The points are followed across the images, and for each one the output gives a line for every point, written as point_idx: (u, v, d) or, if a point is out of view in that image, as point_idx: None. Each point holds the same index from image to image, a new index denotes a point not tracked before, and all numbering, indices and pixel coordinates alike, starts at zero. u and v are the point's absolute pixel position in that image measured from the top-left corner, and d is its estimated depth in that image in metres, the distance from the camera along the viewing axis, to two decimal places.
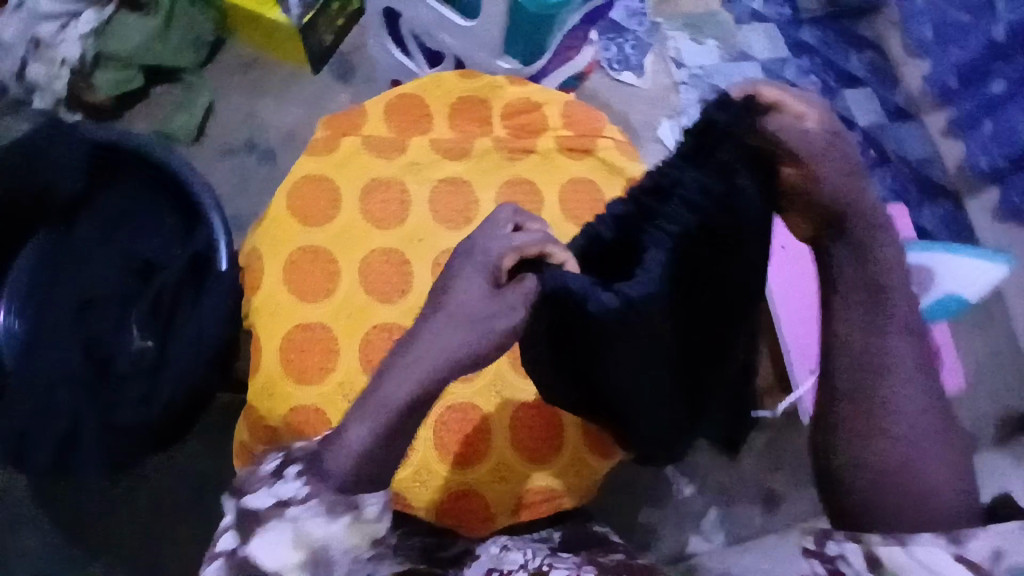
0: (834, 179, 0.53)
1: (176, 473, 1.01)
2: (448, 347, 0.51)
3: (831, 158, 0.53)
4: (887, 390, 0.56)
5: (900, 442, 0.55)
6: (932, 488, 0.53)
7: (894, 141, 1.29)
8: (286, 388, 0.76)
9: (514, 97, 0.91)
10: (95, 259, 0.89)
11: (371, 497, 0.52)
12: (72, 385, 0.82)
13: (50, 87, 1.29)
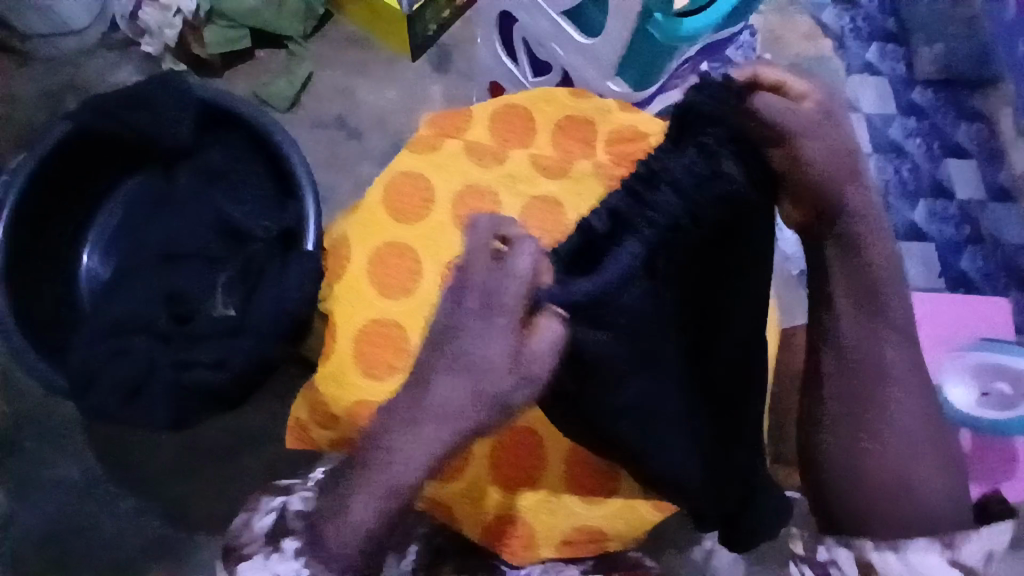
0: (828, 166, 0.67)
1: (217, 429, 1.03)
2: (480, 362, 0.58)
3: (826, 143, 0.66)
4: (887, 404, 0.70)
5: (893, 456, 0.69)
6: (923, 494, 0.68)
7: (991, 222, 1.31)
8: (353, 378, 0.76)
9: (622, 124, 0.87)
10: (191, 217, 0.91)
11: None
12: (150, 334, 0.82)
13: (161, 34, 1.32)
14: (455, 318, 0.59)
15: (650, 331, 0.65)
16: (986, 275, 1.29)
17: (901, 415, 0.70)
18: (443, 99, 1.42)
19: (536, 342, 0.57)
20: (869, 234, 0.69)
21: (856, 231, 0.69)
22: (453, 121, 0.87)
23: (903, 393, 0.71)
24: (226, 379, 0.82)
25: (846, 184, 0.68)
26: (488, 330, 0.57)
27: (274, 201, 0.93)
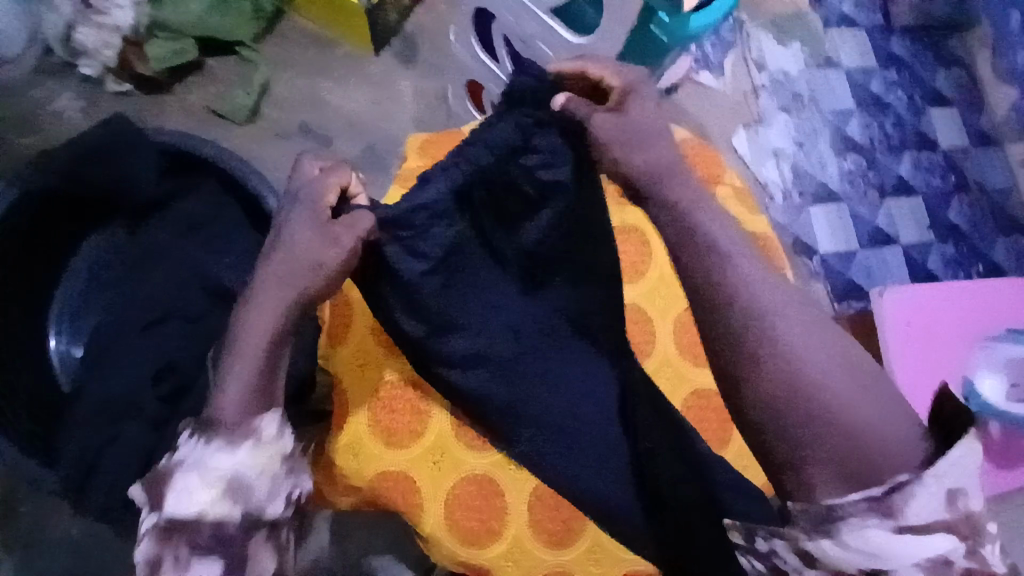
0: (647, 153, 0.59)
1: None
2: (299, 246, 0.59)
3: (638, 139, 0.60)
4: (764, 315, 0.49)
5: (813, 374, 0.48)
6: (866, 426, 0.47)
7: (976, 170, 1.37)
8: (374, 448, 0.70)
9: None
10: (173, 278, 0.83)
11: (265, 419, 0.56)
12: (136, 416, 0.76)
13: (98, 55, 1.16)
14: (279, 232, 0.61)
15: (457, 266, 0.71)
16: (974, 223, 1.34)
17: (767, 303, 0.50)
18: (415, 95, 1.29)
19: (345, 232, 0.61)
20: (670, 201, 0.56)
21: (671, 207, 0.56)
22: (427, 145, 0.85)
23: (767, 285, 0.51)
24: None
25: (667, 173, 0.58)
26: (316, 232, 0.60)
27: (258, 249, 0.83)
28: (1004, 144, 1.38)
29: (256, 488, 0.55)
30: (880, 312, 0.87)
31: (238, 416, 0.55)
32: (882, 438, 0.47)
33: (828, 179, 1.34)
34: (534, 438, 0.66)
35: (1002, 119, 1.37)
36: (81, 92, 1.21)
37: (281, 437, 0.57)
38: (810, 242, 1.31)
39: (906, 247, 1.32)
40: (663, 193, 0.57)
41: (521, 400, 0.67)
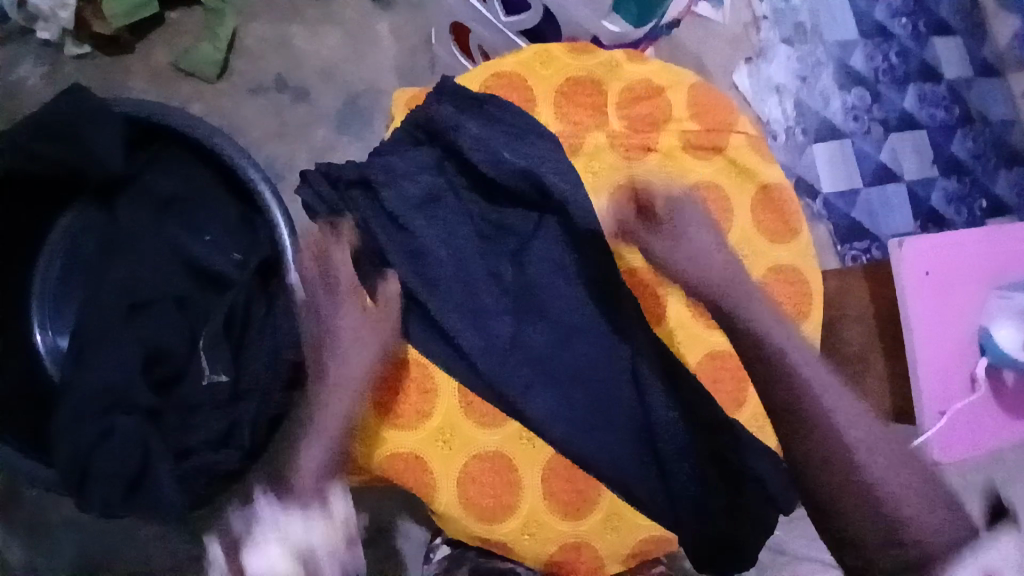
0: (714, 269, 0.68)
1: None
2: (348, 330, 0.65)
3: (697, 258, 0.68)
4: (834, 427, 0.60)
5: (879, 475, 0.58)
6: (913, 520, 0.56)
7: (978, 101, 1.31)
8: (381, 431, 0.67)
9: (633, 78, 0.75)
10: (150, 260, 0.79)
11: (337, 497, 0.63)
12: (133, 411, 0.73)
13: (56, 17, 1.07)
14: (316, 305, 0.66)
15: (469, 259, 0.70)
16: (977, 155, 1.29)
17: (850, 428, 0.60)
18: (393, 42, 1.20)
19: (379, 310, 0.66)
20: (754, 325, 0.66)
21: (754, 337, 0.66)
22: (413, 100, 0.76)
23: (846, 407, 0.61)
24: (237, 455, 0.74)
25: (736, 292, 0.67)
26: (367, 320, 0.65)
27: (243, 228, 0.82)
28: (1005, 74, 1.32)
29: (321, 557, 0.60)
30: (900, 264, 0.81)
31: (313, 485, 0.61)
32: (929, 528, 0.56)
33: (830, 116, 1.28)
34: (541, 402, 0.69)
35: (1005, 47, 1.31)
36: (35, 55, 1.11)
37: (346, 514, 0.63)
38: (813, 183, 1.26)
39: (910, 183, 1.27)
40: (744, 317, 0.66)
41: (529, 369, 0.70)
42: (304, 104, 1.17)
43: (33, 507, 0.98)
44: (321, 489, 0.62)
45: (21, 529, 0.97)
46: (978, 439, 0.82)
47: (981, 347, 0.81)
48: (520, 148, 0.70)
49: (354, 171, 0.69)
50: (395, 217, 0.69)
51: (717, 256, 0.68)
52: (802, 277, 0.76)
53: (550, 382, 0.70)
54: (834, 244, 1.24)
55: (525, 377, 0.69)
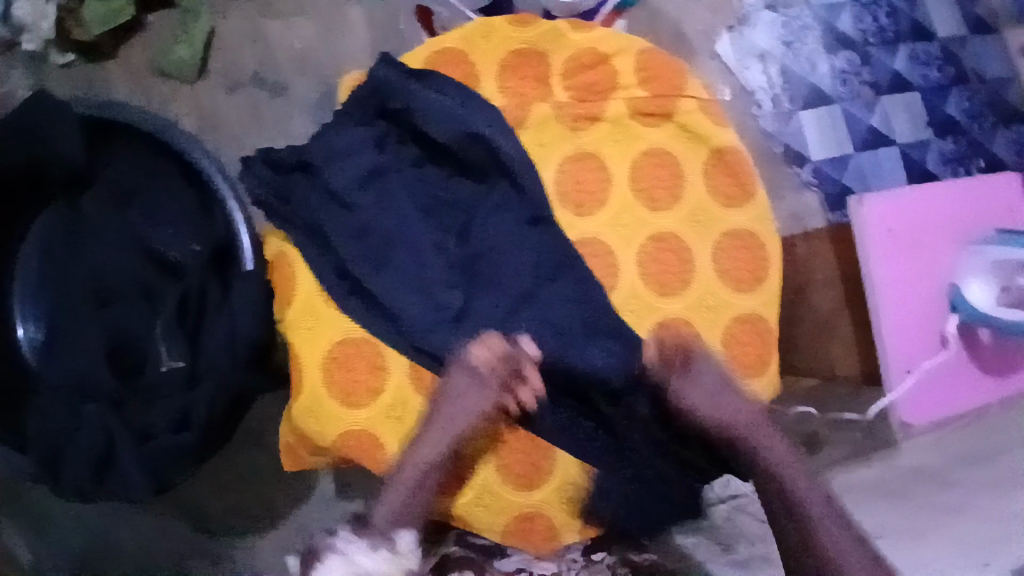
0: (726, 409, 0.69)
1: (230, 467, 1.03)
2: (466, 408, 0.67)
3: (715, 399, 0.69)
4: (823, 546, 0.63)
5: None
6: None
7: (973, 59, 1.24)
8: (332, 409, 0.70)
9: (578, 47, 0.76)
10: (112, 254, 0.81)
11: (403, 533, 0.60)
12: (98, 399, 0.76)
13: (38, 29, 1.03)
14: (440, 382, 0.68)
15: (410, 237, 0.71)
16: (974, 115, 1.23)
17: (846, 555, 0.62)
18: (368, 31, 1.14)
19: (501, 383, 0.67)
20: (765, 459, 0.69)
21: (763, 465, 0.69)
22: (355, 82, 0.79)
23: (822, 501, 0.66)
24: (195, 434, 0.76)
25: (751, 438, 0.69)
26: (475, 382, 0.67)
27: (196, 217, 0.83)
28: (1000, 31, 1.25)
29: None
30: (861, 222, 0.81)
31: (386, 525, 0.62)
32: None
33: (818, 80, 1.23)
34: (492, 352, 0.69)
35: (998, 3, 1.25)
36: (26, 68, 1.09)
37: (414, 555, 0.59)
38: (801, 150, 1.23)
39: (903, 147, 1.22)
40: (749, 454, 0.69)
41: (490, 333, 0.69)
42: (283, 98, 1.13)
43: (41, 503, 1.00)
44: (395, 527, 0.61)
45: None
46: (955, 399, 0.80)
47: (952, 305, 0.80)
48: (455, 113, 0.70)
49: (291, 155, 0.74)
50: (336, 194, 0.71)
51: (731, 404, 0.69)
52: (758, 240, 0.76)
53: (507, 337, 0.69)
54: (825, 212, 1.22)
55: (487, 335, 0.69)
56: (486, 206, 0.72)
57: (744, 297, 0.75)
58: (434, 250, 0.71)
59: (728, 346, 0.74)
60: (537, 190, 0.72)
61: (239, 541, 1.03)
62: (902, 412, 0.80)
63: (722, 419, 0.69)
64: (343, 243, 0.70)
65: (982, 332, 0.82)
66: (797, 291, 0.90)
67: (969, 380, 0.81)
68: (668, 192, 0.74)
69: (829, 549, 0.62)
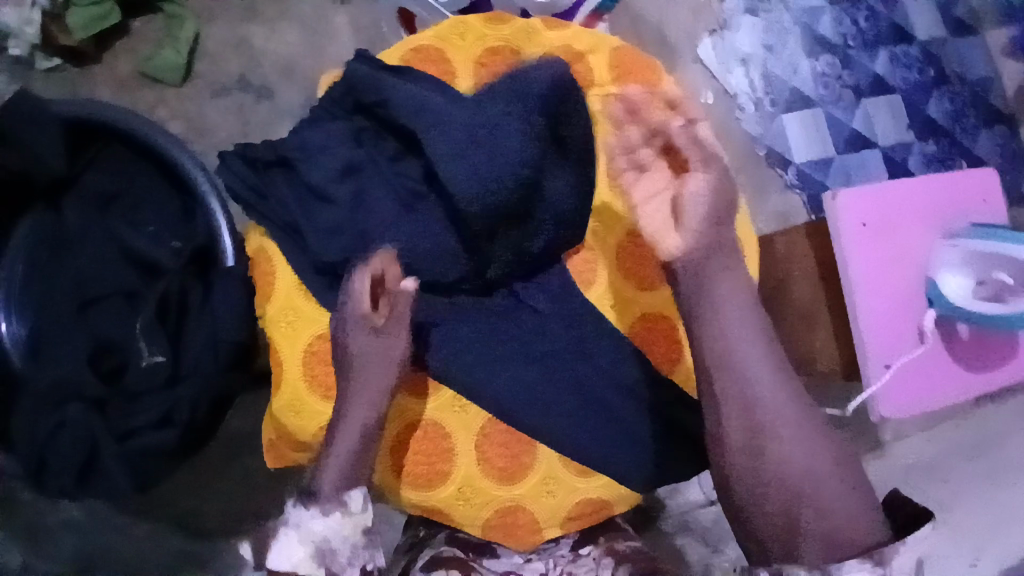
0: (700, 230, 0.68)
1: (220, 468, 1.03)
2: (383, 352, 0.65)
3: (698, 205, 0.68)
4: (753, 395, 0.61)
5: (790, 461, 0.59)
6: (826, 510, 0.57)
7: (956, 59, 1.27)
8: (314, 403, 0.71)
9: (554, 44, 0.78)
10: (96, 256, 0.81)
11: (353, 492, 0.60)
12: (81, 400, 0.76)
13: (23, 33, 1.02)
14: (342, 333, 0.65)
15: (388, 233, 0.72)
16: (956, 115, 1.25)
17: (771, 407, 0.61)
18: (354, 36, 1.16)
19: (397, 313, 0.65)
20: (714, 290, 0.67)
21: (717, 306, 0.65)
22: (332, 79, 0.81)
23: (762, 363, 0.63)
24: (177, 433, 0.76)
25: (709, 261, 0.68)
26: (380, 340, 0.65)
27: (182, 218, 0.84)
28: (982, 31, 1.28)
29: (339, 553, 0.57)
30: (837, 217, 0.81)
31: (333, 489, 0.60)
32: (832, 510, 0.57)
33: (800, 83, 1.25)
34: (470, 355, 0.72)
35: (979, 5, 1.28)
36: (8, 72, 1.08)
37: (367, 512, 0.60)
38: (784, 153, 1.23)
39: (885, 149, 1.24)
40: (696, 277, 0.67)
41: (474, 333, 0.72)
42: (268, 102, 1.14)
43: None
44: (343, 489, 0.60)
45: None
46: (927, 391, 0.82)
47: (930, 299, 0.82)
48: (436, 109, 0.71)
49: (270, 151, 0.74)
50: (314, 189, 0.72)
51: (704, 229, 0.68)
52: (734, 235, 0.77)
53: (491, 336, 0.73)
54: (809, 212, 1.23)
55: (470, 336, 0.72)
56: (466, 199, 0.72)
57: None
58: (422, 246, 0.72)
59: None
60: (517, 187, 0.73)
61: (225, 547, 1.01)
62: (880, 405, 0.81)
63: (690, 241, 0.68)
64: (319, 243, 0.71)
65: (958, 325, 0.83)
66: (779, 283, 0.91)
67: (941, 373, 0.83)
68: None
69: (756, 399, 0.61)
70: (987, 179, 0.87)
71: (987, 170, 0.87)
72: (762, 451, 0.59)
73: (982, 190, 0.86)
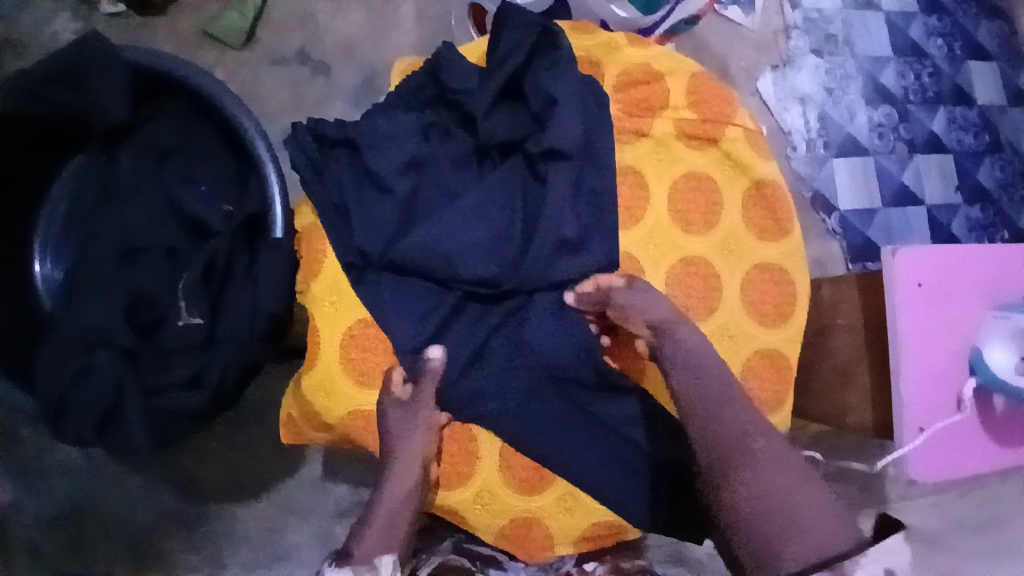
0: (662, 308, 0.70)
1: (222, 438, 1.02)
2: (417, 433, 0.69)
3: (647, 304, 0.70)
4: (728, 418, 0.65)
5: (763, 470, 0.60)
6: (803, 522, 0.56)
7: (1010, 128, 1.25)
8: (345, 388, 0.72)
9: (633, 61, 0.78)
10: (145, 208, 0.81)
11: (386, 557, 0.63)
12: (114, 350, 0.76)
13: None
14: (381, 412, 0.70)
15: (432, 225, 0.71)
16: (1005, 184, 1.23)
17: (743, 426, 0.64)
18: (417, 24, 1.14)
19: (424, 401, 0.70)
20: (685, 350, 0.69)
21: (684, 368, 0.68)
22: (408, 68, 0.84)
23: (723, 398, 0.66)
24: (203, 396, 0.75)
25: (679, 330, 0.70)
26: (407, 411, 0.69)
27: (235, 181, 0.84)
28: None
29: None
30: (893, 274, 0.79)
31: (366, 553, 0.63)
32: (816, 527, 0.56)
33: (855, 131, 1.22)
34: (487, 374, 0.73)
35: None
36: (77, 14, 1.08)
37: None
38: (829, 199, 1.20)
39: (931, 208, 1.22)
40: (672, 352, 0.69)
41: (484, 357, 0.74)
42: (325, 77, 1.12)
43: (30, 447, 1.00)
44: (376, 552, 0.63)
45: (17, 471, 0.99)
46: (958, 463, 0.80)
47: (972, 368, 0.79)
48: (499, 117, 0.75)
49: (337, 130, 0.75)
50: (375, 176, 0.73)
51: (668, 308, 0.70)
52: (787, 276, 0.76)
53: (499, 367, 0.73)
54: (847, 262, 1.19)
55: (479, 364, 0.74)
56: (517, 204, 0.74)
57: (767, 331, 0.76)
58: (468, 248, 0.72)
59: (744, 377, 0.75)
60: (565, 211, 0.73)
61: (221, 513, 1.02)
62: (910, 468, 0.79)
63: (652, 314, 0.70)
64: (363, 230, 0.72)
65: (995, 398, 0.81)
66: (820, 331, 0.93)
67: (976, 448, 0.80)
68: (701, 216, 0.76)
69: (712, 425, 0.65)
70: None
71: None
72: (731, 474, 0.61)
73: None
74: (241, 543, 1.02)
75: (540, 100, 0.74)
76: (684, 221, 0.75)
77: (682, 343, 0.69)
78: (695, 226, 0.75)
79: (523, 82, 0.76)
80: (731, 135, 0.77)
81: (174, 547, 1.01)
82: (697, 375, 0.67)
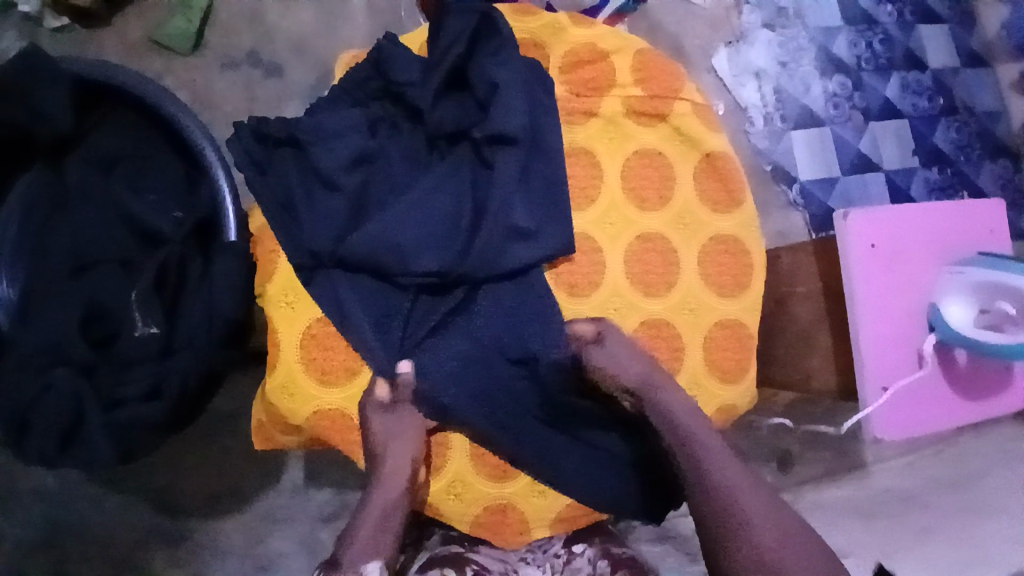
0: (633, 368, 0.71)
1: (198, 451, 1.01)
2: (404, 441, 0.70)
3: (624, 360, 0.71)
4: (716, 474, 0.64)
5: (752, 529, 0.60)
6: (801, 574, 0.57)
7: (964, 90, 1.27)
8: (307, 387, 0.71)
9: (578, 41, 0.78)
10: (93, 219, 0.79)
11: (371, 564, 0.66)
12: (70, 366, 0.74)
13: None
14: (365, 418, 0.71)
15: (384, 219, 0.71)
16: (961, 146, 1.26)
17: (730, 478, 0.64)
18: (369, 19, 1.12)
19: (407, 415, 0.70)
20: (667, 406, 0.70)
21: (676, 419, 0.69)
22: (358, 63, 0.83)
23: (717, 446, 0.67)
24: (166, 406, 0.74)
25: (654, 384, 0.71)
26: (392, 416, 0.70)
27: (187, 187, 0.83)
28: (993, 64, 1.28)
29: None
30: (846, 237, 0.80)
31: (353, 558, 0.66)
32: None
33: (811, 102, 1.24)
34: (441, 363, 0.71)
35: (992, 37, 1.28)
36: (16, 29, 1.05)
37: None
38: (789, 170, 1.22)
39: (889, 173, 1.24)
40: (656, 404, 0.70)
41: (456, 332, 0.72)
42: (277, 79, 1.10)
43: (1, 476, 0.97)
44: (361, 558, 0.66)
45: None
46: (919, 419, 0.82)
47: (930, 324, 0.81)
48: (448, 108, 0.75)
49: (282, 130, 0.75)
50: (321, 174, 0.73)
51: (640, 364, 0.71)
52: (743, 246, 0.78)
53: (467, 349, 0.71)
54: (810, 231, 1.21)
55: (452, 348, 0.71)
56: (474, 195, 0.73)
57: (726, 302, 0.76)
58: (422, 242, 0.71)
59: (708, 349, 0.76)
60: (518, 206, 0.72)
61: (202, 527, 1.01)
62: (876, 427, 0.80)
63: (633, 374, 0.71)
64: (316, 231, 0.71)
65: (955, 352, 0.83)
66: (779, 302, 0.93)
67: (937, 400, 0.82)
68: (655, 191, 0.76)
69: (709, 472, 0.65)
70: (998, 214, 0.87)
71: (996, 203, 0.87)
72: (728, 524, 0.61)
73: (991, 222, 0.86)
74: (226, 557, 1.01)
75: (484, 89, 0.73)
76: (639, 200, 0.75)
77: (667, 399, 0.70)
78: (655, 200, 0.76)
79: (470, 69, 0.75)
80: (681, 110, 0.78)
81: (156, 565, 1.00)
82: (694, 426, 0.68)
